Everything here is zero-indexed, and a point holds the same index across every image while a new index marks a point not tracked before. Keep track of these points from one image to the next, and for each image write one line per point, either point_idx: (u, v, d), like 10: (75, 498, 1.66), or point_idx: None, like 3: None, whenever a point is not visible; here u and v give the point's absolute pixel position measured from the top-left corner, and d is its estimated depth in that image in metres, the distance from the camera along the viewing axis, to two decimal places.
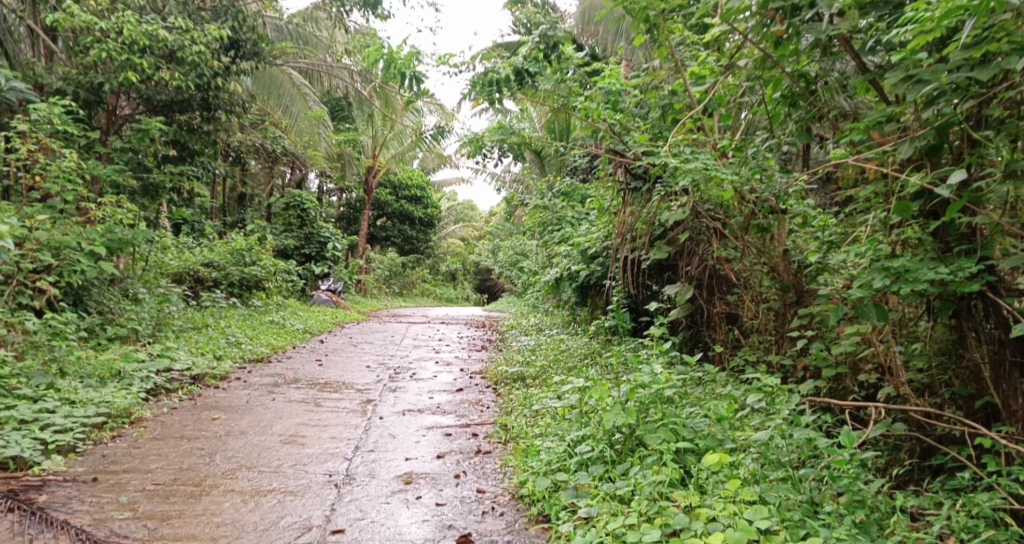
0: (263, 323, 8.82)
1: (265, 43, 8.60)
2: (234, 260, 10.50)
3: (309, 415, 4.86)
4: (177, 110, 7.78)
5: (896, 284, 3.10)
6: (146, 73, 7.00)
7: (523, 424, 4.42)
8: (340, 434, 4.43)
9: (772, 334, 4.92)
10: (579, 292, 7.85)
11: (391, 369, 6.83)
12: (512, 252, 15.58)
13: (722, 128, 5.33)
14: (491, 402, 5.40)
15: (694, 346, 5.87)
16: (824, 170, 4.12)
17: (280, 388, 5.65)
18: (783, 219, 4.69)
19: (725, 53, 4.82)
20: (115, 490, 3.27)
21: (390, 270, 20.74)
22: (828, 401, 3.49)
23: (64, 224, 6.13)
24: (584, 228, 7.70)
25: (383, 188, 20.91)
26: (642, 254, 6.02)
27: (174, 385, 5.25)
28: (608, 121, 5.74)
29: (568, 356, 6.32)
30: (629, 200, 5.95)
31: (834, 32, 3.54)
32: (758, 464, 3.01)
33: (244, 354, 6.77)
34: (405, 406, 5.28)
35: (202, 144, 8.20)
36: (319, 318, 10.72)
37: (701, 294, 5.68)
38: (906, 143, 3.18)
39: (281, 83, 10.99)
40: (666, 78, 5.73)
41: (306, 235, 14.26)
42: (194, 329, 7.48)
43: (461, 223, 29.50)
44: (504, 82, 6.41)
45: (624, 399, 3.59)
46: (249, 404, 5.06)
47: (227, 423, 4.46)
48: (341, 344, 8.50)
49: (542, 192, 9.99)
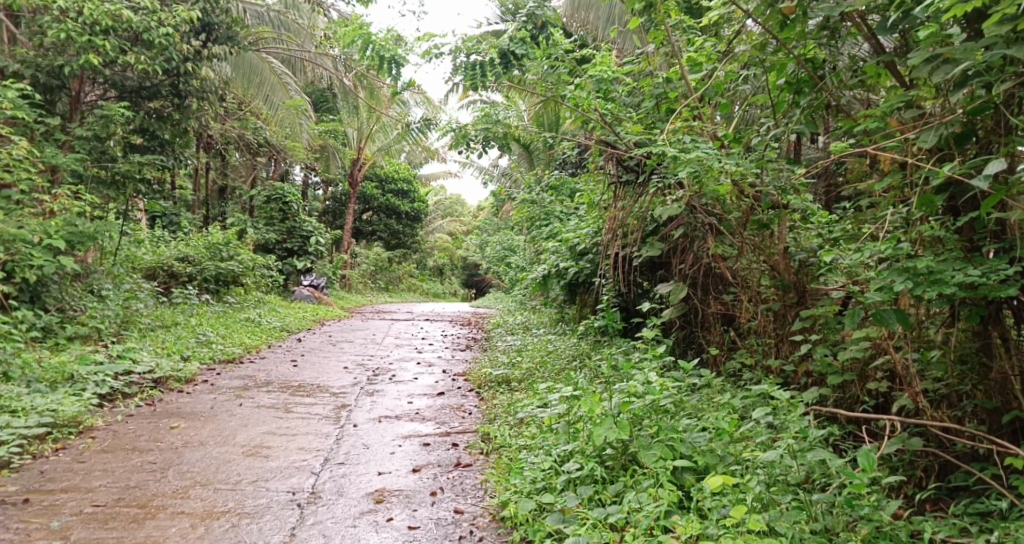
0: (237, 320, 8.45)
1: (240, 27, 8.23)
2: (210, 255, 10.09)
3: (277, 423, 4.52)
4: (145, 96, 7.50)
5: (918, 287, 2.83)
6: (110, 56, 6.64)
7: (506, 434, 4.11)
8: (309, 444, 4.10)
9: (771, 338, 4.61)
10: (567, 289, 7.56)
11: (370, 370, 6.50)
12: (499, 247, 15.28)
13: (720, 117, 5.06)
14: (473, 408, 5.09)
15: (688, 348, 5.59)
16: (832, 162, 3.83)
17: (249, 392, 5.30)
18: (784, 216, 4.39)
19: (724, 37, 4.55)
20: (47, 513, 2.96)
21: (375, 265, 20.34)
22: (838, 413, 3.20)
23: (18, 215, 5.76)
24: (573, 224, 7.40)
25: (368, 182, 20.55)
26: (634, 251, 5.75)
27: (133, 389, 4.90)
28: (599, 111, 5.45)
29: (555, 358, 6.02)
30: (621, 193, 5.66)
31: (847, 9, 3.27)
32: (765, 486, 2.73)
33: (213, 354, 6.41)
34: (381, 412, 4.96)
35: (174, 134, 7.84)
36: (298, 315, 10.35)
37: (695, 294, 5.38)
38: (931, 131, 2.91)
39: (261, 73, 10.64)
40: (660, 65, 5.45)
41: (288, 229, 13.85)
42: (163, 327, 7.09)
43: (448, 218, 29.08)
44: (488, 67, 6.09)
45: (615, 411, 3.29)
46: (213, 410, 4.71)
47: (187, 433, 4.12)
48: (320, 343, 8.14)
49: (529, 186, 9.69)
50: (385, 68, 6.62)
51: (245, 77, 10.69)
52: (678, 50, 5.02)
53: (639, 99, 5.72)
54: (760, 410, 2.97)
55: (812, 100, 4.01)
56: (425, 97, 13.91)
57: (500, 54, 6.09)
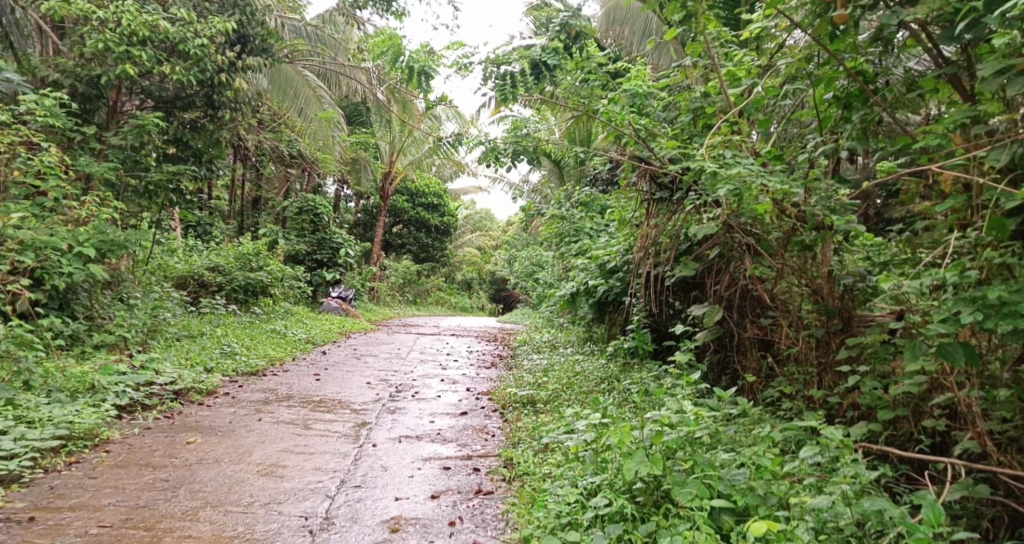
0: (263, 332, 8.39)
1: (275, 39, 8.23)
2: (240, 265, 10.06)
3: (295, 441, 4.39)
4: (180, 107, 7.48)
5: (989, 319, 2.61)
6: (146, 66, 6.65)
7: (531, 460, 3.94)
8: (325, 464, 3.96)
9: (813, 367, 4.43)
10: (596, 308, 7.35)
11: (393, 386, 6.37)
12: (527, 263, 15.15)
13: (762, 134, 4.88)
14: (496, 429, 4.92)
15: (722, 373, 5.36)
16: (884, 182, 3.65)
17: (270, 407, 5.19)
18: (828, 237, 4.24)
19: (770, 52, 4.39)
20: (52, 533, 2.88)
21: (404, 278, 20.28)
22: (898, 453, 2.97)
23: (50, 223, 5.75)
24: (604, 241, 7.23)
25: (399, 195, 20.63)
26: (667, 270, 5.57)
27: (153, 400, 4.81)
28: (633, 126, 5.29)
29: (583, 379, 5.82)
30: (654, 210, 5.58)
31: (907, 17, 3.09)
32: (813, 534, 2.51)
33: (237, 366, 6.33)
34: (402, 431, 4.80)
35: (207, 144, 7.78)
36: (325, 327, 10.28)
37: (731, 317, 5.18)
38: (1003, 149, 2.72)
39: (296, 86, 10.66)
40: (698, 79, 5.29)
41: (318, 241, 13.84)
42: (189, 337, 7.02)
43: (478, 232, 29.03)
44: (520, 78, 5.96)
45: (648, 443, 3.09)
46: (232, 425, 4.60)
47: (203, 448, 4.01)
48: (344, 356, 8.04)
49: (560, 201, 9.53)
50: (416, 79, 6.51)
51: (281, 90, 10.73)
52: (718, 64, 4.88)
53: (674, 114, 5.56)
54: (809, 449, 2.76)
55: (864, 116, 3.82)
56: (457, 111, 14.02)
57: (531, 64, 5.95)
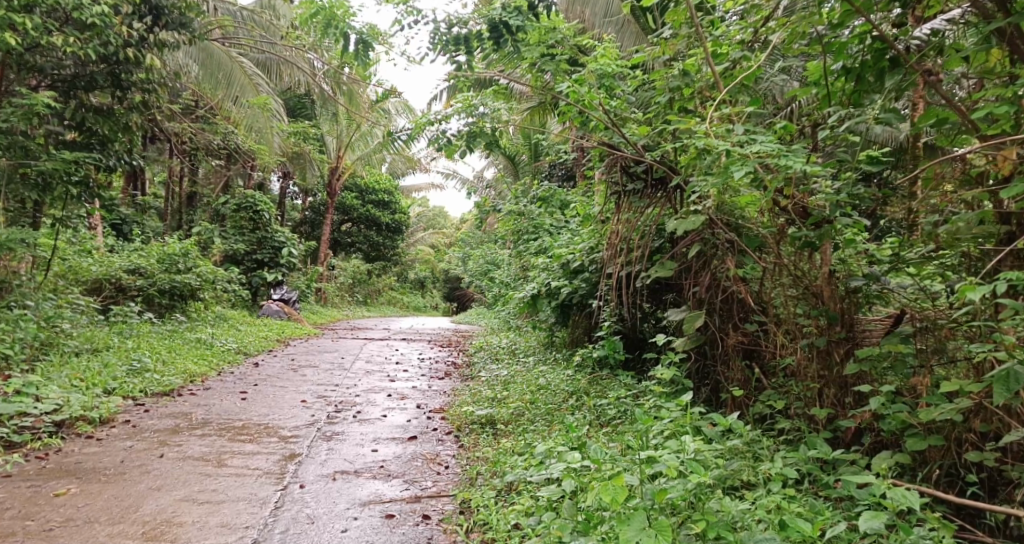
0: (186, 342, 7.44)
1: (194, 12, 7.04)
2: (163, 267, 9.01)
3: (202, 483, 3.60)
4: (81, 87, 6.33)
5: None
6: (32, 36, 5.56)
7: (494, 511, 3.23)
8: (234, 519, 3.19)
9: (813, 381, 3.85)
10: (559, 311, 6.64)
11: (332, 404, 5.55)
12: (483, 262, 14.45)
13: (752, 115, 4.26)
14: (450, 459, 4.18)
15: (702, 384, 4.60)
16: (928, 169, 3.30)
17: (178, 437, 4.35)
18: (833, 233, 3.69)
19: (781, 19, 3.80)
20: None
21: (353, 278, 19.26)
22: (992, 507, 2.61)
23: None
24: (566, 239, 6.57)
25: (347, 192, 19.64)
26: (640, 270, 4.94)
27: (23, 437, 3.99)
28: (602, 108, 4.68)
29: (548, 394, 5.13)
30: (625, 204, 5.00)
31: None
32: None
33: (146, 386, 5.43)
34: (337, 465, 4.01)
35: (114, 130, 6.61)
36: (260, 334, 9.28)
37: (712, 321, 4.42)
38: None
39: (229, 71, 9.66)
40: (678, 55, 4.65)
41: (258, 240, 12.69)
42: (93, 350, 6.04)
43: (431, 230, 28.11)
44: (475, 42, 5.08)
45: (632, 509, 2.45)
46: (123, 466, 3.77)
47: (74, 505, 3.24)
48: (280, 368, 7.17)
49: (516, 196, 8.81)
50: (354, 49, 5.56)
51: (212, 76, 9.68)
52: (702, 34, 4.26)
53: (649, 96, 4.91)
54: (872, 521, 2.37)
55: (903, 80, 3.19)
56: (407, 103, 13.23)
57: (490, 26, 4.96)
